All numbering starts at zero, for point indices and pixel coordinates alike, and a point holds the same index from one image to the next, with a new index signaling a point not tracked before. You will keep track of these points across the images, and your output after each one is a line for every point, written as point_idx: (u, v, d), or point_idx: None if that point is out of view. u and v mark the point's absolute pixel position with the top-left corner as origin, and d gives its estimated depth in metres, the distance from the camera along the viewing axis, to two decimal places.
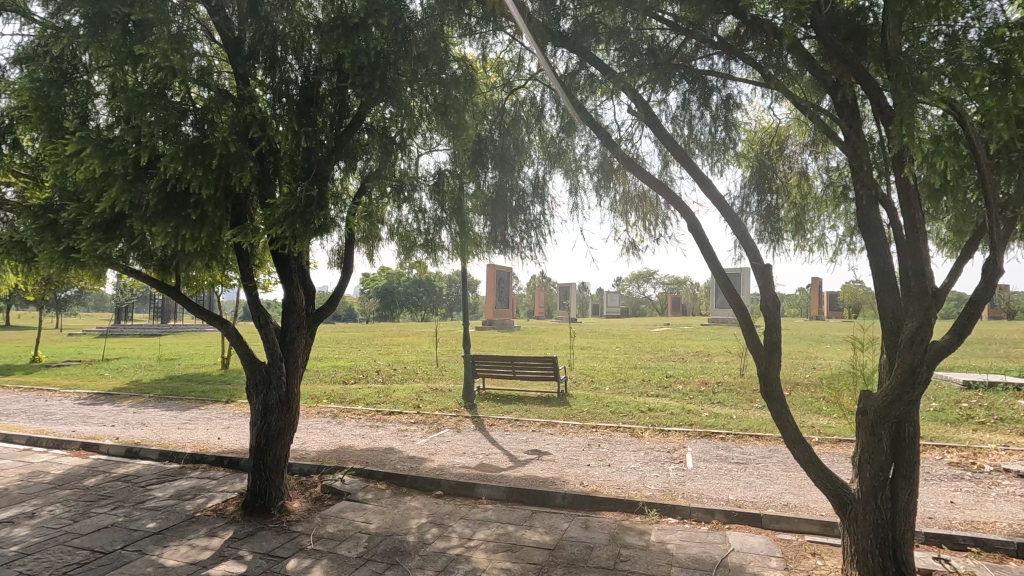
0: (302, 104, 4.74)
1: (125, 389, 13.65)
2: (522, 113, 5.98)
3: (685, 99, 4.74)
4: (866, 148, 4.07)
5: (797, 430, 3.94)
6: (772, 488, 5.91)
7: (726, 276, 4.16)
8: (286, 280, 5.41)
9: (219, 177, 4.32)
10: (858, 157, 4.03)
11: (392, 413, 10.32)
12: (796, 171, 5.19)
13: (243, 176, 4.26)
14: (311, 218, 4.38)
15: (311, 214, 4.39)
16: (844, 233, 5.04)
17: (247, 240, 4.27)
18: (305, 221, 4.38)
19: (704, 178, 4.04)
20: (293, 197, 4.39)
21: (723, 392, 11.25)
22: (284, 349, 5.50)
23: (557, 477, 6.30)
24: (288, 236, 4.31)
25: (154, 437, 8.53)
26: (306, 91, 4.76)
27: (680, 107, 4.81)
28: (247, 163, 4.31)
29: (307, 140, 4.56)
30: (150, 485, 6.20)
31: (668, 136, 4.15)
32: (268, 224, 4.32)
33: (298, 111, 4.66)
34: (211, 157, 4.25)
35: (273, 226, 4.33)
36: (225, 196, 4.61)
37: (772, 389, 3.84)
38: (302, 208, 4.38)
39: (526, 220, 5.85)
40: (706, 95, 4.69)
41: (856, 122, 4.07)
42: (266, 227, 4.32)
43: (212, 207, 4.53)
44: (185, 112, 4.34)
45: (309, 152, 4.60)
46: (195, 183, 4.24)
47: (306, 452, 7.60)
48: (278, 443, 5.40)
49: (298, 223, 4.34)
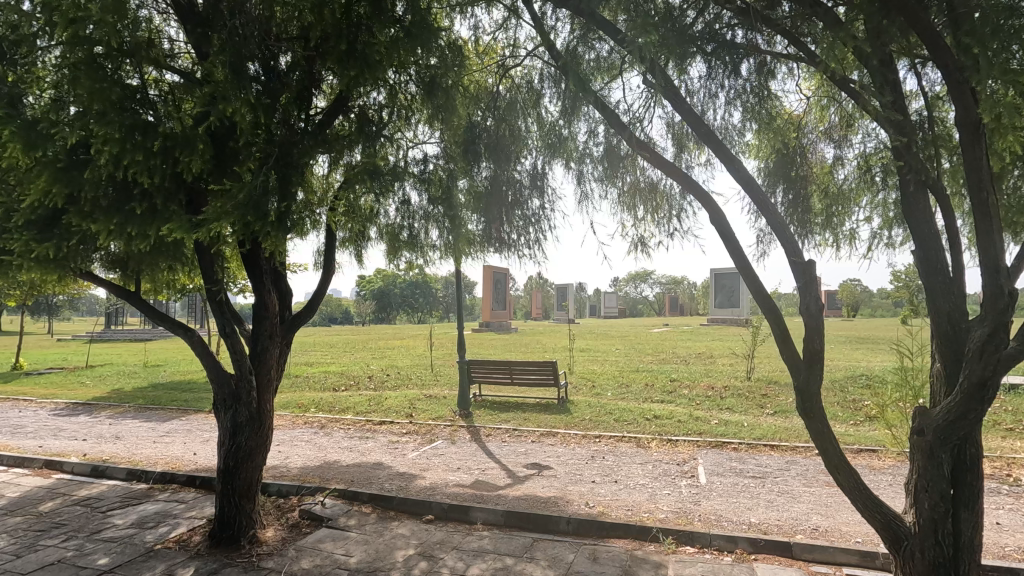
0: (265, 79, 4.13)
1: (104, 399, 13.02)
2: (517, 100, 5.52)
3: (710, 68, 4.20)
4: (911, 126, 3.56)
5: (840, 453, 3.40)
6: (797, 508, 5.38)
7: (749, 273, 3.63)
8: (257, 283, 4.80)
9: (166, 164, 3.76)
10: (904, 134, 3.52)
11: (383, 422, 9.78)
12: (823, 161, 4.66)
13: (193, 161, 3.69)
14: (266, 209, 3.81)
15: (261, 204, 3.81)
16: (881, 225, 4.48)
17: (189, 238, 3.67)
18: (259, 210, 3.82)
19: (726, 155, 3.51)
20: (247, 184, 3.82)
21: (732, 398, 10.73)
22: (255, 359, 4.91)
23: (560, 497, 5.74)
24: (237, 228, 3.73)
25: (124, 452, 7.93)
26: (270, 65, 4.19)
27: (702, 79, 4.29)
28: (199, 147, 3.75)
29: (270, 119, 4.00)
30: (112, 511, 5.62)
31: (689, 110, 3.62)
32: (215, 215, 3.74)
33: (261, 88, 4.05)
34: (155, 138, 3.67)
35: (220, 218, 3.75)
36: (176, 186, 4.05)
37: (813, 406, 3.31)
38: (256, 195, 3.80)
39: (523, 215, 5.29)
40: (734, 66, 4.14)
41: (900, 95, 3.58)
42: (212, 218, 3.73)
43: (158, 198, 3.96)
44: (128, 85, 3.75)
45: (272, 135, 4.05)
46: (137, 171, 3.68)
47: (288, 468, 7.04)
48: (249, 465, 4.83)
49: (251, 214, 3.77)
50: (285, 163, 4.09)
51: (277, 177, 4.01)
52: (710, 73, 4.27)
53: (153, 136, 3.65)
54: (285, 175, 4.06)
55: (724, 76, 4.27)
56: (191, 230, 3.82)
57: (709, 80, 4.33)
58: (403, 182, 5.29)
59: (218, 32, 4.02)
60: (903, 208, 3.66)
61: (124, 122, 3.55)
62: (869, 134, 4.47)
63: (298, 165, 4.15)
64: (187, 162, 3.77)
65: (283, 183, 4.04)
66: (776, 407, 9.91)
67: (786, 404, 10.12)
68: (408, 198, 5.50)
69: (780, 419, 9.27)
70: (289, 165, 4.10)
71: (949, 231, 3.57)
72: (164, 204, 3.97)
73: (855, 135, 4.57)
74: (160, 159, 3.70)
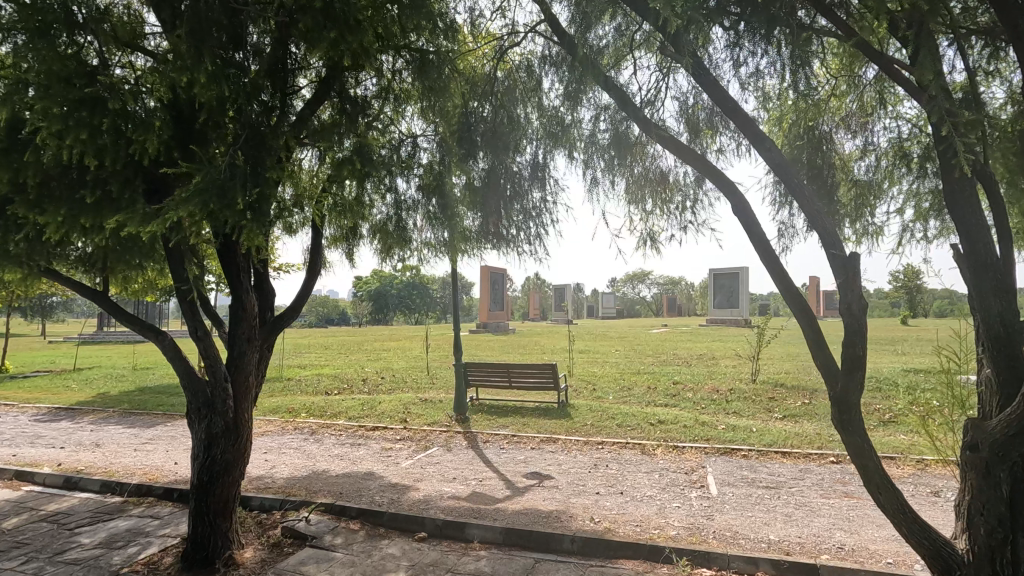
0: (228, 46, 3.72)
1: (88, 403, 12.56)
2: (514, 87, 5.19)
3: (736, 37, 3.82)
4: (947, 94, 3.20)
5: (883, 473, 3.03)
6: (817, 523, 5.01)
7: (773, 266, 3.27)
8: (234, 281, 4.39)
9: (118, 145, 3.42)
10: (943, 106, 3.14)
11: (377, 428, 9.39)
12: (845, 151, 4.27)
13: (148, 141, 3.34)
14: (233, 196, 3.41)
15: (229, 190, 3.41)
16: (913, 217, 4.10)
17: (145, 229, 3.27)
18: (225, 197, 3.41)
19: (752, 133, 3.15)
20: (209, 167, 3.44)
21: (738, 401, 10.37)
22: (232, 364, 4.52)
23: (562, 511, 5.36)
24: (198, 217, 3.32)
25: (101, 461, 7.51)
26: (235, 35, 3.77)
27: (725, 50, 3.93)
28: (155, 125, 3.43)
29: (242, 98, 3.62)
30: (79, 528, 5.21)
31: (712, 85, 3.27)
32: (173, 204, 3.34)
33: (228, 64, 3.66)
34: (105, 114, 3.29)
35: (178, 206, 3.34)
36: (136, 173, 3.69)
37: (850, 417, 2.94)
38: (221, 179, 3.41)
39: (522, 208, 5.00)
40: (766, 38, 3.73)
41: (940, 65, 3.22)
42: (171, 206, 3.33)
43: (114, 187, 3.61)
44: (76, 57, 3.37)
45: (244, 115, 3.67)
46: (86, 152, 3.33)
47: (273, 479, 6.64)
48: (224, 481, 4.44)
49: (215, 201, 3.35)
50: (256, 146, 3.71)
51: (244, 158, 3.63)
52: (735, 43, 3.88)
53: (103, 113, 3.30)
54: (255, 158, 3.68)
55: (751, 48, 3.88)
56: (148, 220, 3.43)
57: (732, 54, 3.98)
58: (397, 176, 4.94)
59: (186, 4, 3.65)
60: (946, 196, 3.30)
61: (68, 98, 3.18)
62: (898, 120, 4.14)
63: (273, 150, 3.76)
64: (143, 143, 3.43)
65: (253, 166, 3.65)
66: (785, 412, 9.53)
67: (794, 407, 9.76)
68: (401, 192, 5.08)
69: (789, 423, 8.90)
70: (261, 147, 3.72)
71: (998, 221, 3.19)
72: (121, 193, 3.61)
73: (874, 122, 4.26)
74: (111, 139, 3.36)
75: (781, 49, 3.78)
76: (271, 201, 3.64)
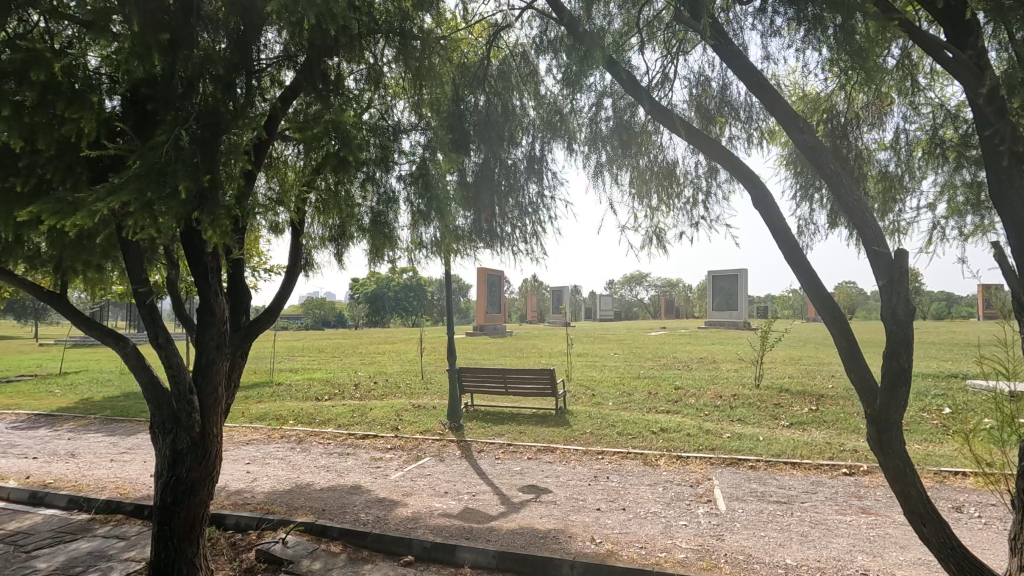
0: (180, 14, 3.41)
1: (70, 409, 12.12)
2: (509, 74, 4.87)
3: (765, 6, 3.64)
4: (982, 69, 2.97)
5: (926, 501, 2.65)
6: (836, 545, 4.63)
7: (796, 262, 2.96)
8: (202, 283, 4.02)
9: (52, 125, 3.12)
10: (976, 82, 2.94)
11: (367, 436, 9.00)
12: (873, 141, 4.01)
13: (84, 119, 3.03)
14: (174, 182, 3.10)
15: (170, 175, 3.11)
16: (946, 212, 3.75)
17: (66, 222, 2.90)
18: (165, 184, 3.11)
19: (778, 105, 2.94)
20: (151, 152, 3.17)
21: (743, 408, 9.98)
22: (199, 373, 4.14)
23: (561, 531, 4.96)
24: (133, 207, 2.99)
25: (73, 474, 7.09)
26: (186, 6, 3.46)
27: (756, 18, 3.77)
28: (92, 103, 3.14)
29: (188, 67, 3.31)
30: (37, 550, 4.81)
31: (741, 59, 3.09)
32: (105, 194, 3.01)
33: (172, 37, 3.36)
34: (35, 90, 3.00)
35: (112, 194, 3.02)
36: (77, 160, 3.40)
37: (891, 439, 2.59)
38: (163, 163, 3.11)
39: (518, 203, 4.64)
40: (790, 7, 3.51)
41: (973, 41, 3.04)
42: (102, 197, 2.99)
43: (53, 174, 3.35)
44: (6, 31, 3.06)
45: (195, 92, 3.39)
46: (13, 133, 3.02)
47: (253, 493, 6.24)
48: (191, 501, 4.03)
49: (154, 189, 3.05)
50: (212, 127, 3.40)
51: (192, 139, 3.28)
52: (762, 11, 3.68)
53: (30, 86, 3.01)
54: (205, 140, 3.33)
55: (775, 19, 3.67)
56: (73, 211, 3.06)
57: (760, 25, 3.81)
58: (385, 171, 4.59)
59: None
60: (994, 190, 2.92)
61: None
62: (922, 109, 3.84)
63: (229, 133, 3.45)
64: (77, 123, 3.15)
65: (203, 149, 3.30)
66: (792, 419, 9.17)
67: (802, 414, 9.39)
68: (384, 184, 4.67)
69: (796, 431, 8.54)
70: (216, 129, 3.39)
71: None
72: (61, 182, 3.37)
73: (893, 111, 3.94)
74: (43, 118, 3.07)
75: (802, 25, 3.55)
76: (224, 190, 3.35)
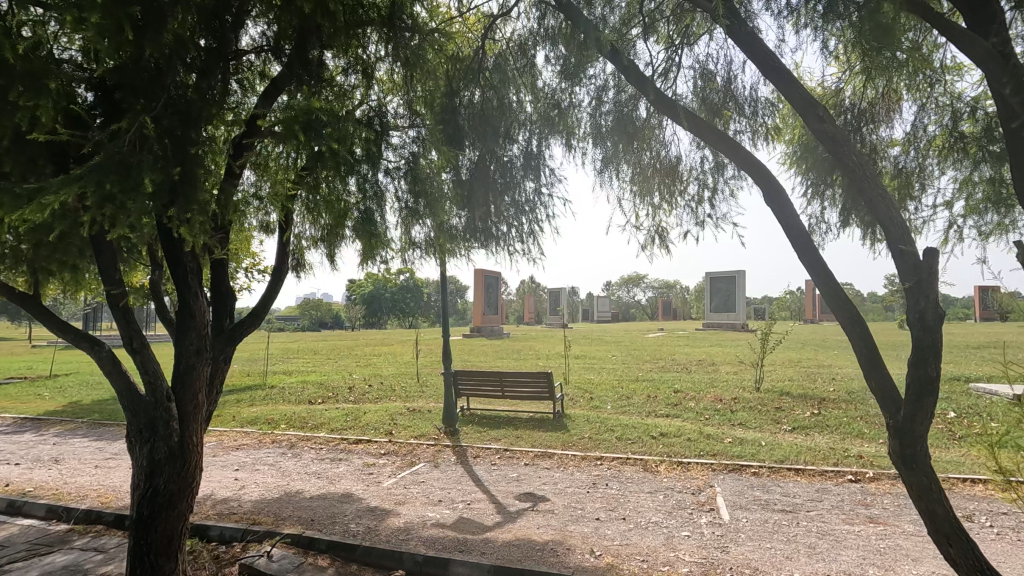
0: None
1: (57, 413, 11.82)
2: (505, 67, 4.69)
3: None
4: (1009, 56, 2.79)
5: (954, 521, 2.46)
6: (846, 557, 4.45)
7: (808, 260, 2.78)
8: (181, 284, 3.82)
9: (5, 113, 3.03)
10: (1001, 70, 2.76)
11: (360, 441, 8.79)
12: (886, 137, 3.85)
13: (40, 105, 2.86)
14: (139, 174, 2.93)
15: (133, 167, 2.95)
16: (963, 211, 3.60)
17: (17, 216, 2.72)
18: (129, 176, 2.94)
19: (794, 93, 2.78)
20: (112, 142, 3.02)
21: (744, 412, 9.80)
22: (180, 379, 3.93)
23: (559, 542, 4.77)
24: (92, 198, 2.84)
25: (54, 481, 6.84)
26: None
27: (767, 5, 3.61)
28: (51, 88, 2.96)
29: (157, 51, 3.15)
30: (9, 564, 4.58)
31: (755, 44, 2.92)
32: (60, 185, 2.81)
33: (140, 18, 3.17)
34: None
35: (67, 185, 2.84)
36: (40, 152, 3.30)
37: (916, 453, 2.41)
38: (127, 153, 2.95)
39: (514, 201, 4.46)
40: None
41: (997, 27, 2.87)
42: (56, 189, 2.80)
43: (14, 169, 3.23)
44: None
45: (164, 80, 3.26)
46: None
47: (240, 502, 6.02)
48: (168, 515, 3.81)
49: (114, 179, 2.89)
50: (182, 116, 3.26)
51: (158, 128, 3.14)
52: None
53: None
54: (174, 131, 3.20)
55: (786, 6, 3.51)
56: (25, 203, 2.89)
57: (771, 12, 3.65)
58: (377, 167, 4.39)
59: None
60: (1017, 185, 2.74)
61: None
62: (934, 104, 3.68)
63: (200, 124, 3.32)
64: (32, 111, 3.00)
65: (173, 142, 3.19)
66: (794, 423, 8.99)
67: (804, 418, 9.21)
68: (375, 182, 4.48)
69: (799, 436, 8.36)
70: (186, 118, 3.26)
71: None
72: (22, 176, 3.24)
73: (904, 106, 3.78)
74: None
75: None
76: (195, 181, 3.20)
